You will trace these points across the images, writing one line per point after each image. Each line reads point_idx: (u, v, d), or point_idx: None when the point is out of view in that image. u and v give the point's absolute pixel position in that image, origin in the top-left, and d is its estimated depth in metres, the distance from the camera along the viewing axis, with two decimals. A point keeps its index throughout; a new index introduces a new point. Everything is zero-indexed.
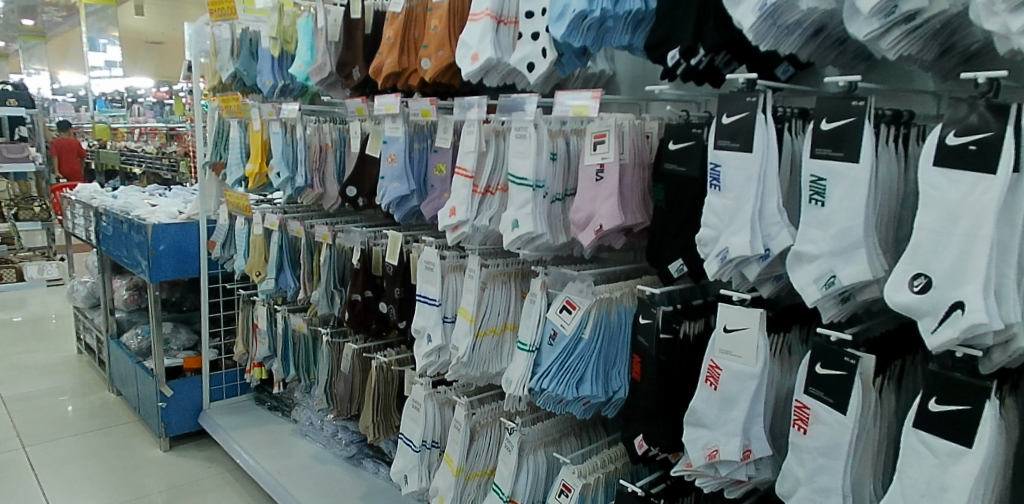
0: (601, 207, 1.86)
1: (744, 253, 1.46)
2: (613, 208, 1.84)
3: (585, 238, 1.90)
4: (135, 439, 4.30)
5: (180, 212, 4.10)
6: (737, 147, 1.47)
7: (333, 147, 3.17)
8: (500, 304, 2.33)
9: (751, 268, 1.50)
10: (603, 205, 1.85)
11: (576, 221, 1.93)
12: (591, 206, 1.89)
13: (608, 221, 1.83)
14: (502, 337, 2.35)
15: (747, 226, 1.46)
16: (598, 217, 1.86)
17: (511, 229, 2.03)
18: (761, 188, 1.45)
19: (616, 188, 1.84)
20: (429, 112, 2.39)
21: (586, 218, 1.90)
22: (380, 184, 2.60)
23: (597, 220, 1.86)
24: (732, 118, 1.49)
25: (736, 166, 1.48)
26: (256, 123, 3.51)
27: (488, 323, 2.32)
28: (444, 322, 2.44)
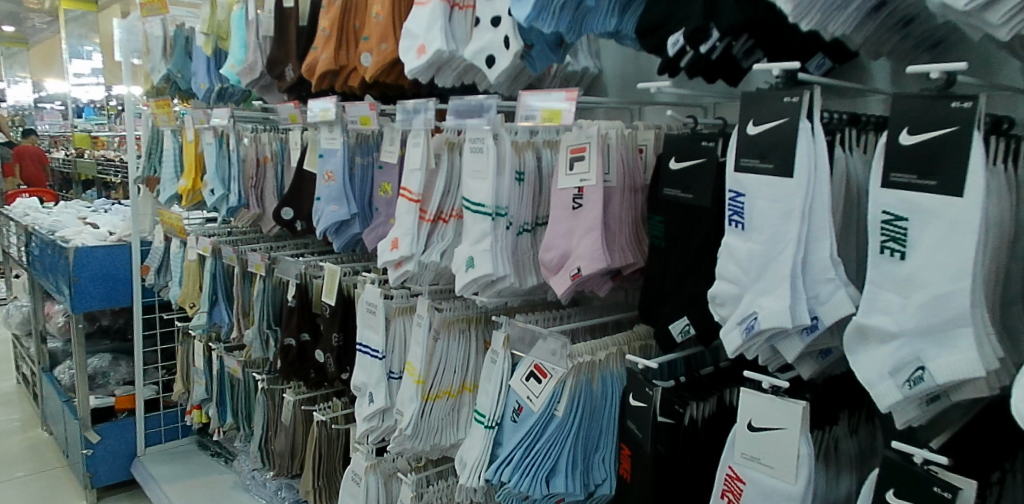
0: (580, 245, 1.40)
1: (782, 322, 1.02)
2: (596, 246, 1.38)
3: (559, 286, 1.44)
4: (60, 489, 3.78)
5: (110, 233, 3.62)
6: (769, 170, 1.05)
7: (272, 161, 2.71)
8: (457, 359, 1.86)
9: (790, 344, 1.05)
10: (583, 242, 1.40)
11: (547, 262, 1.47)
12: (566, 243, 1.43)
13: (589, 265, 1.37)
14: (459, 400, 1.88)
15: (784, 283, 1.02)
16: (576, 258, 1.40)
17: (464, 269, 1.57)
18: (805, 228, 1.02)
19: (600, 219, 1.38)
20: (369, 119, 1.94)
21: (560, 258, 1.44)
22: (315, 207, 2.13)
23: (575, 262, 1.40)
24: (761, 128, 1.07)
25: (767, 197, 1.05)
26: (189, 132, 3.04)
27: (440, 382, 1.85)
28: (389, 377, 1.97)
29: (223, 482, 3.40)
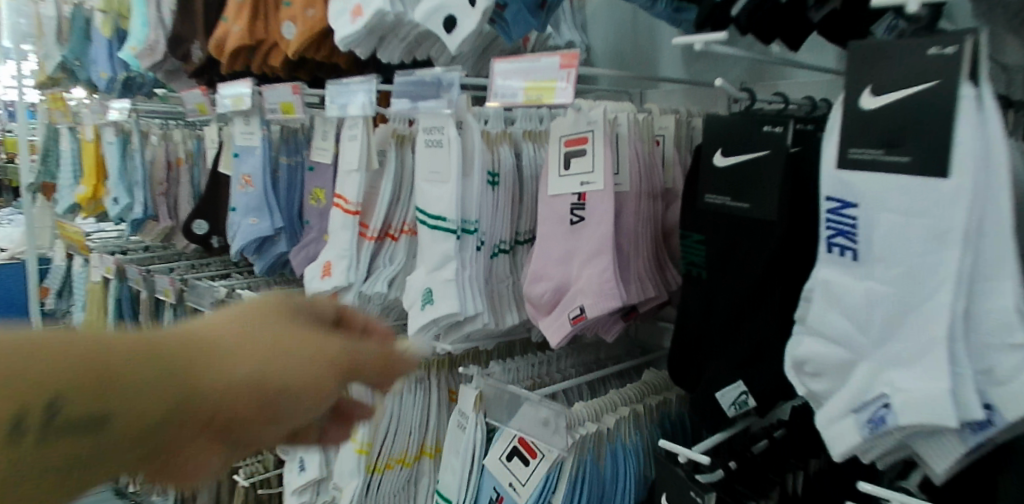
0: (583, 275, 1.00)
1: (939, 417, 0.63)
2: (608, 277, 0.97)
3: (552, 332, 1.03)
4: None
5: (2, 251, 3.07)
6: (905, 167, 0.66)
7: (187, 163, 2.24)
8: (413, 415, 1.43)
9: (940, 445, 0.67)
10: (587, 271, 1.00)
11: (533, 298, 1.06)
12: (563, 271, 1.03)
13: (596, 303, 0.97)
14: (416, 469, 1.46)
15: (942, 351, 0.64)
16: (578, 293, 1.00)
17: (420, 308, 1.15)
18: (971, 260, 0.63)
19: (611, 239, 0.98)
20: (292, 106, 1.50)
21: (552, 294, 1.04)
22: (230, 220, 1.68)
23: (575, 299, 1.00)
24: (884, 99, 0.68)
25: (902, 210, 0.66)
26: (88, 130, 2.54)
27: (392, 448, 1.42)
28: None
29: None
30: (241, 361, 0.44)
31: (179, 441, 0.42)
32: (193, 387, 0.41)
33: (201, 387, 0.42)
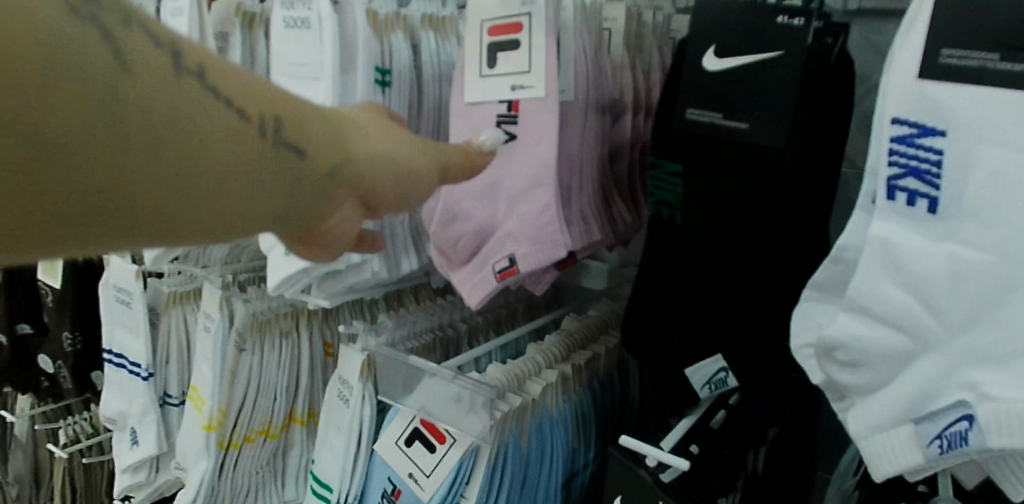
0: (516, 213, 0.76)
1: None
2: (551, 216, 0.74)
3: (468, 290, 0.80)
4: None
5: None
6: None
7: None
8: (278, 379, 1.13)
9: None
10: (521, 208, 0.76)
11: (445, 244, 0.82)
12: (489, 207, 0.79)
13: (533, 253, 0.75)
14: (283, 440, 1.19)
15: None
16: (508, 238, 0.77)
17: (284, 254, 0.86)
18: None
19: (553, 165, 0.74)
20: None
21: (472, 239, 0.80)
22: None
23: (504, 245, 0.77)
24: None
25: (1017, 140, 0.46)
26: None
27: (251, 418, 1.14)
28: (163, 404, 1.23)
29: None
30: (387, 145, 0.42)
31: (324, 211, 0.38)
32: (345, 150, 0.38)
33: (362, 157, 0.39)
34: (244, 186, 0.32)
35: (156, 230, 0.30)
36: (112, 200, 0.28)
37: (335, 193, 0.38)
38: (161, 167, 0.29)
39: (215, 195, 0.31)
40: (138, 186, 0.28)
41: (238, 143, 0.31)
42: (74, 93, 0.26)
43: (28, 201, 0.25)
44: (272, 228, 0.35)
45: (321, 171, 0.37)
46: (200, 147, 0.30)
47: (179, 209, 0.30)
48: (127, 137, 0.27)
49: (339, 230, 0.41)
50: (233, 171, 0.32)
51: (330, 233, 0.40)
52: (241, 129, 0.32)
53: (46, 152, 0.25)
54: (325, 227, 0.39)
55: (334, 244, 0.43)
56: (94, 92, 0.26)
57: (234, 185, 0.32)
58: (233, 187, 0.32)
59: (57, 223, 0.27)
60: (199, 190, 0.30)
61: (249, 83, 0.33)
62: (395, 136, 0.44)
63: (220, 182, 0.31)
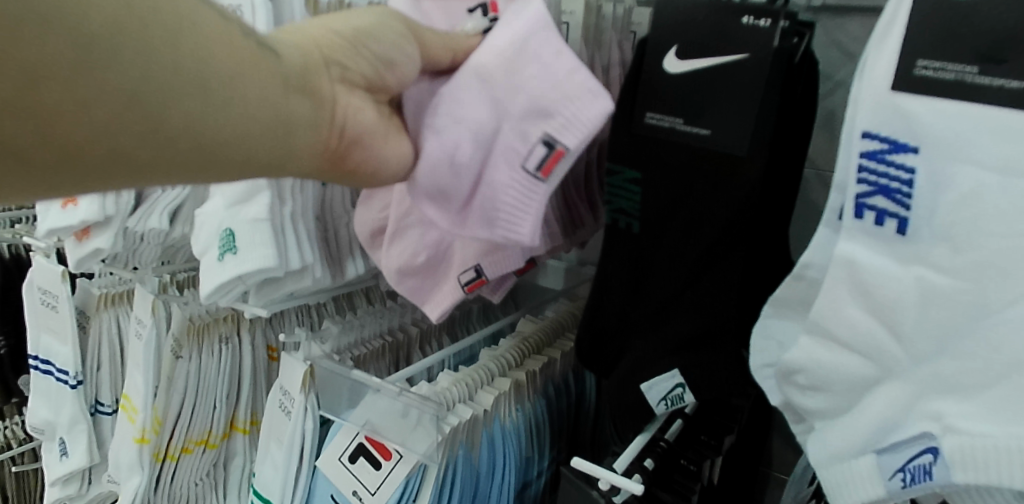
0: (516, 88, 0.59)
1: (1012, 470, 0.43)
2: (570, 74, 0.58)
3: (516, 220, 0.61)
4: None
5: None
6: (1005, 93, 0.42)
7: None
8: (216, 389, 1.08)
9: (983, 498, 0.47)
10: (529, 81, 0.58)
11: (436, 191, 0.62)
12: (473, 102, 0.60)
13: (574, 117, 0.58)
14: (224, 451, 1.13)
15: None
16: (525, 122, 0.59)
17: (217, 259, 0.79)
18: None
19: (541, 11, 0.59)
20: None
21: (473, 146, 0.60)
22: None
23: (528, 130, 0.59)
24: None
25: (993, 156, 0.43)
26: None
27: (189, 427, 1.08)
28: (94, 412, 1.16)
29: None
30: (336, 27, 0.51)
31: (309, 101, 0.48)
32: (290, 39, 0.49)
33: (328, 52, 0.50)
34: (239, 75, 0.43)
35: (191, 126, 0.41)
36: (140, 88, 0.39)
37: (306, 75, 0.48)
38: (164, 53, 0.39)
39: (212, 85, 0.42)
40: (162, 86, 0.40)
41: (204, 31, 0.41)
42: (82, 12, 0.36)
43: (97, 106, 0.38)
44: (270, 116, 0.45)
45: (283, 58, 0.46)
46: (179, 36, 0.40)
47: (190, 91, 0.41)
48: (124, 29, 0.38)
49: (332, 113, 0.50)
50: (219, 60, 0.42)
51: (324, 118, 0.50)
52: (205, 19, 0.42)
53: (100, 60, 0.37)
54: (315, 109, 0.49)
55: (341, 138, 0.52)
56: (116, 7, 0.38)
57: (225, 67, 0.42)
58: (224, 81, 0.42)
59: (104, 110, 0.38)
60: (195, 81, 0.41)
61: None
62: (347, 20, 0.52)
63: (208, 67, 0.41)
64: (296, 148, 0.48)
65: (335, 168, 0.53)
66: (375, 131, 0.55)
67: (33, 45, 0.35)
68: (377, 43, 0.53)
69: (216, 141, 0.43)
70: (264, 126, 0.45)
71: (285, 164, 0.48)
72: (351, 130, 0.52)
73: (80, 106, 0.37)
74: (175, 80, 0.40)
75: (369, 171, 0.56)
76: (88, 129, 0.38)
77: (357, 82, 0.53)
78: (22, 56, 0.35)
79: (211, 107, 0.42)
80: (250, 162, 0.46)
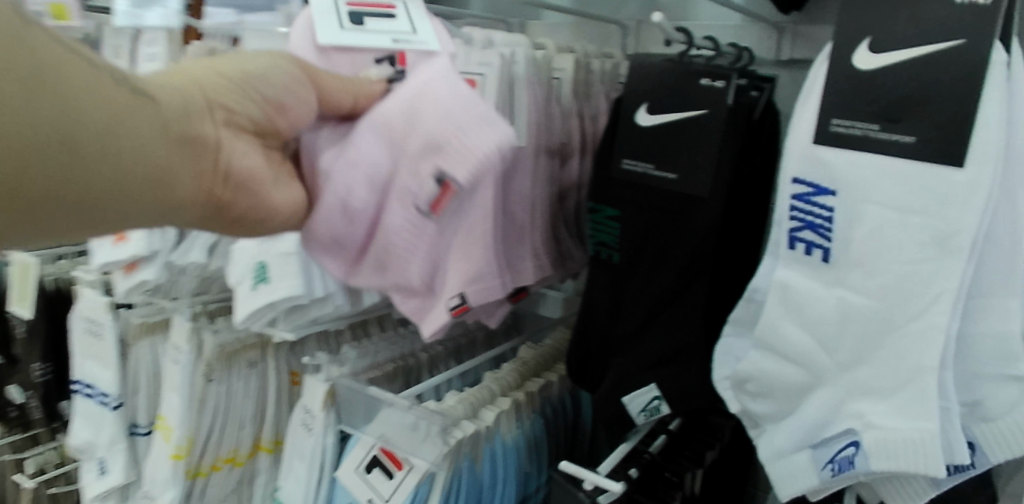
0: (411, 127, 0.63)
1: (914, 458, 0.51)
2: (469, 111, 0.61)
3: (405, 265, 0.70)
4: None
5: None
6: (900, 146, 0.52)
7: None
8: (243, 410, 1.18)
9: (903, 487, 0.56)
10: (423, 119, 0.62)
11: (331, 240, 0.69)
12: (371, 142, 0.65)
13: (463, 149, 0.61)
14: (249, 469, 1.22)
15: (930, 377, 0.51)
16: (416, 158, 0.64)
17: (250, 288, 0.89)
18: (971, 265, 0.50)
19: (454, 75, 0.64)
20: (65, 10, 1.09)
21: (362, 191, 0.66)
22: None
23: (420, 167, 0.63)
24: (881, 59, 0.52)
25: (894, 199, 0.52)
26: None
27: (218, 445, 1.17)
28: (131, 433, 1.26)
29: None
30: (224, 70, 0.52)
31: (191, 150, 0.48)
32: (166, 83, 0.48)
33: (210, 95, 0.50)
34: (122, 136, 0.43)
35: (77, 193, 0.42)
36: None
37: (187, 123, 0.47)
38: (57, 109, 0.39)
39: (100, 149, 0.42)
40: (44, 161, 0.39)
41: (93, 83, 0.41)
42: None
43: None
44: (155, 171, 0.45)
45: (161, 109, 0.46)
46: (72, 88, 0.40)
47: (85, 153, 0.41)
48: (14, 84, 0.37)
49: (216, 162, 0.50)
50: (38, 106, 0.38)
51: (209, 165, 0.50)
52: (96, 77, 0.42)
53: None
54: (197, 158, 0.48)
55: (227, 182, 0.52)
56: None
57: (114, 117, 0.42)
58: (104, 144, 0.42)
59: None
60: (74, 150, 0.40)
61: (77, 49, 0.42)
62: (239, 61, 0.53)
63: (85, 132, 0.41)
64: (170, 195, 0.47)
65: (215, 217, 0.53)
66: (263, 176, 0.55)
67: None
68: (262, 83, 0.53)
69: (105, 200, 0.43)
70: (149, 181, 0.45)
71: (166, 215, 0.48)
72: (236, 173, 0.52)
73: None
74: (58, 152, 0.40)
75: (258, 219, 0.56)
76: None
77: (246, 125, 0.52)
78: None
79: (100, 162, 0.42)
80: (81, 206, 0.42)
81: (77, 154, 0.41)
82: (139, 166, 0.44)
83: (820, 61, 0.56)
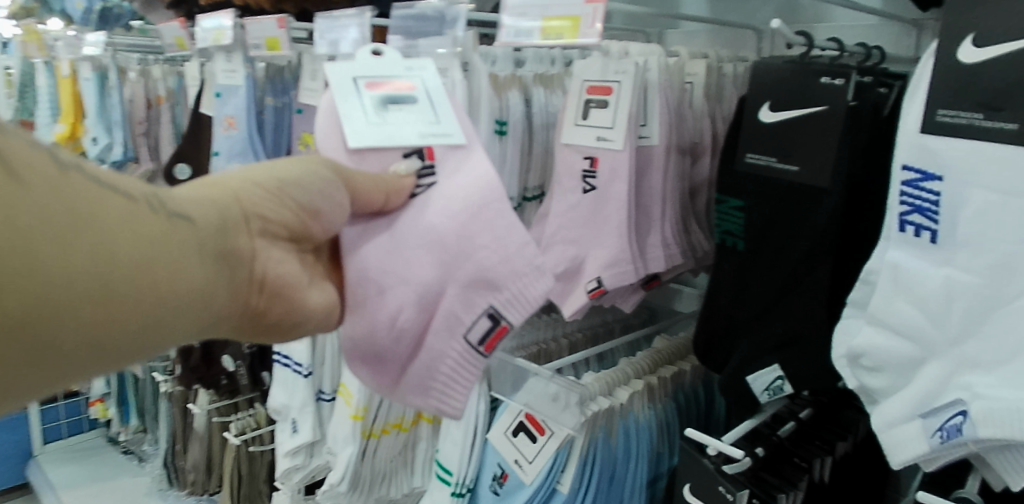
0: (465, 255, 0.68)
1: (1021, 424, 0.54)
2: (519, 250, 0.68)
3: (450, 398, 0.71)
4: None
5: None
6: (1004, 133, 0.56)
7: (167, 101, 1.97)
8: None
9: (1017, 460, 0.58)
10: (478, 252, 0.68)
11: (372, 355, 0.71)
12: (422, 265, 0.68)
13: (520, 298, 0.69)
14: (412, 434, 1.39)
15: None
16: (470, 293, 0.69)
17: None
18: None
19: (498, 186, 0.69)
20: (279, 43, 1.34)
21: (411, 315, 0.69)
22: (211, 164, 1.53)
23: (474, 301, 0.69)
24: (987, 53, 0.57)
25: (998, 183, 0.56)
26: (63, 63, 2.18)
27: (388, 412, 1.35)
28: (318, 399, 1.47)
29: (128, 482, 2.37)
30: (260, 178, 0.53)
31: (230, 265, 0.48)
32: (198, 197, 0.47)
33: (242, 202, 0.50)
34: (168, 268, 0.42)
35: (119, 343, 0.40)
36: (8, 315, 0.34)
37: (226, 240, 0.47)
38: (90, 257, 0.38)
39: (142, 287, 0.40)
40: (84, 314, 0.38)
41: (131, 214, 0.40)
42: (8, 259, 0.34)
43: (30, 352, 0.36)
44: (201, 297, 0.45)
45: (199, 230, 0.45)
46: (111, 228, 0.39)
47: (128, 297, 0.40)
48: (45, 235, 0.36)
49: (252, 272, 0.51)
50: (74, 256, 0.37)
51: (245, 277, 0.50)
52: (131, 209, 0.41)
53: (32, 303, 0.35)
54: (235, 271, 0.49)
55: (263, 289, 0.53)
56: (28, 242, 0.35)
57: (155, 251, 0.41)
58: (149, 284, 0.41)
59: (19, 343, 0.35)
60: (114, 299, 0.39)
61: (109, 177, 0.41)
62: (270, 166, 0.54)
63: (128, 273, 0.40)
64: (211, 317, 0.47)
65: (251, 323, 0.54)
66: (295, 279, 0.57)
67: None
68: (299, 187, 0.55)
69: (148, 338, 0.42)
70: (194, 310, 0.45)
71: (206, 333, 0.49)
72: (271, 280, 0.53)
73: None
74: (103, 299, 0.38)
75: (293, 319, 0.58)
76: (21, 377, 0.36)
77: (281, 232, 0.54)
78: None
79: (146, 302, 0.41)
80: (120, 353, 0.41)
81: (116, 298, 0.39)
82: (187, 295, 0.44)
83: (931, 58, 0.61)
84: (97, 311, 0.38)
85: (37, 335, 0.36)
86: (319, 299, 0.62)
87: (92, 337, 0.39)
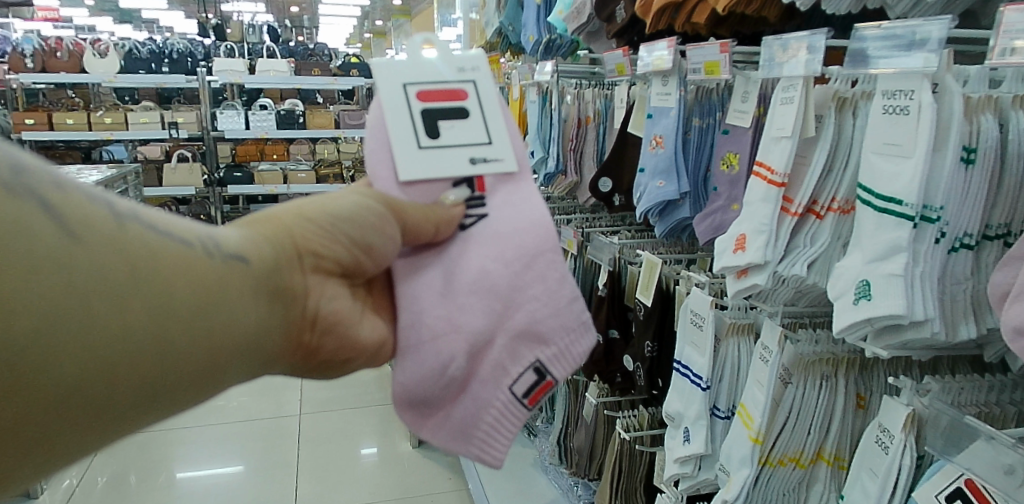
0: (515, 306, 0.81)
1: None
2: (567, 305, 0.83)
3: (494, 442, 0.81)
4: (367, 393, 3.57)
5: None
6: None
7: (594, 120, 2.23)
8: (816, 418, 1.28)
9: None
10: (527, 303, 0.81)
11: (421, 400, 0.82)
12: (474, 312, 0.80)
13: (562, 355, 0.83)
14: (810, 473, 1.32)
15: None
16: (518, 348, 0.81)
17: (852, 303, 1.02)
18: None
19: (551, 236, 0.82)
20: (718, 66, 1.41)
21: (458, 366, 0.79)
22: (638, 178, 1.71)
23: (522, 357, 0.82)
24: None
25: None
26: (516, 89, 2.68)
27: (786, 445, 1.30)
28: (711, 414, 1.49)
29: (522, 450, 2.71)
30: (313, 216, 0.67)
31: (273, 298, 0.63)
32: (254, 244, 0.63)
33: (291, 243, 0.65)
34: (210, 301, 0.57)
35: (175, 364, 0.55)
36: (80, 338, 0.50)
37: (275, 278, 0.63)
38: (160, 301, 0.54)
39: (189, 314, 0.56)
40: (141, 340, 0.53)
41: (181, 258, 0.56)
42: (74, 294, 0.49)
43: (95, 370, 0.51)
44: (247, 325, 0.60)
45: (246, 269, 0.60)
46: (174, 273, 0.55)
47: (184, 332, 0.55)
48: (125, 280, 0.52)
49: (304, 308, 0.66)
50: (130, 292, 0.52)
51: (297, 311, 0.66)
52: (183, 254, 0.56)
53: (95, 329, 0.50)
54: (288, 305, 0.64)
55: (314, 320, 0.68)
56: (91, 281, 0.50)
57: (209, 290, 0.57)
58: (195, 315, 0.56)
59: (88, 363, 0.51)
60: (165, 325, 0.54)
61: (170, 226, 0.57)
62: (324, 204, 0.68)
63: (173, 306, 0.55)
64: (268, 346, 0.63)
65: (310, 356, 0.69)
66: (348, 314, 0.71)
67: (50, 342, 0.49)
68: (355, 221, 0.69)
69: (202, 360, 0.57)
70: (242, 337, 0.60)
71: (267, 362, 0.65)
72: (323, 317, 0.68)
73: (79, 358, 0.50)
74: (153, 327, 0.53)
75: (346, 355, 0.73)
76: (95, 393, 0.51)
77: (332, 268, 0.68)
78: (37, 350, 0.48)
79: (206, 335, 0.57)
80: (177, 372, 0.56)
81: (168, 327, 0.54)
82: (239, 329, 0.60)
83: None
84: (156, 342, 0.54)
85: (106, 354, 0.51)
86: (373, 326, 0.76)
87: (165, 361, 0.55)
